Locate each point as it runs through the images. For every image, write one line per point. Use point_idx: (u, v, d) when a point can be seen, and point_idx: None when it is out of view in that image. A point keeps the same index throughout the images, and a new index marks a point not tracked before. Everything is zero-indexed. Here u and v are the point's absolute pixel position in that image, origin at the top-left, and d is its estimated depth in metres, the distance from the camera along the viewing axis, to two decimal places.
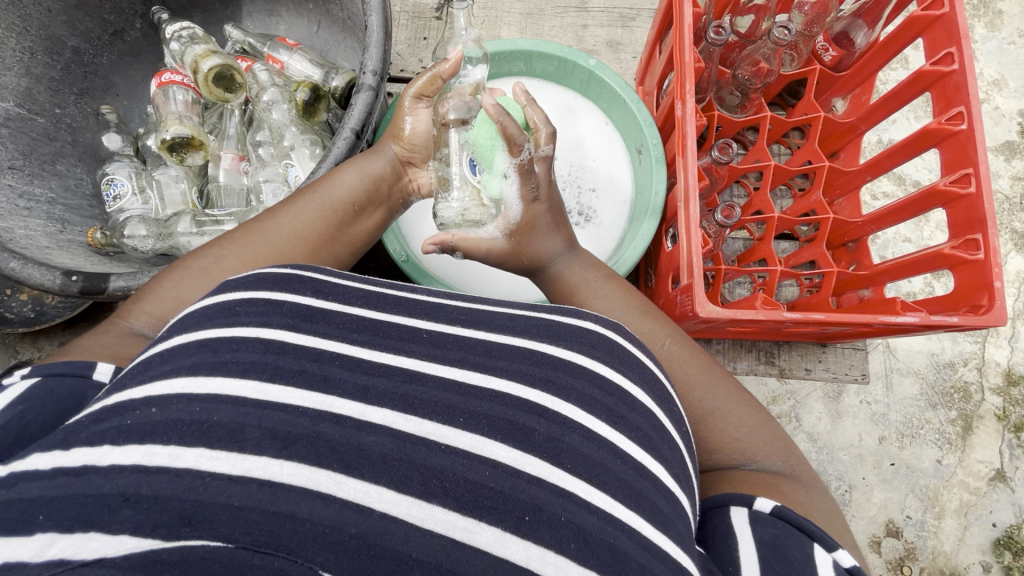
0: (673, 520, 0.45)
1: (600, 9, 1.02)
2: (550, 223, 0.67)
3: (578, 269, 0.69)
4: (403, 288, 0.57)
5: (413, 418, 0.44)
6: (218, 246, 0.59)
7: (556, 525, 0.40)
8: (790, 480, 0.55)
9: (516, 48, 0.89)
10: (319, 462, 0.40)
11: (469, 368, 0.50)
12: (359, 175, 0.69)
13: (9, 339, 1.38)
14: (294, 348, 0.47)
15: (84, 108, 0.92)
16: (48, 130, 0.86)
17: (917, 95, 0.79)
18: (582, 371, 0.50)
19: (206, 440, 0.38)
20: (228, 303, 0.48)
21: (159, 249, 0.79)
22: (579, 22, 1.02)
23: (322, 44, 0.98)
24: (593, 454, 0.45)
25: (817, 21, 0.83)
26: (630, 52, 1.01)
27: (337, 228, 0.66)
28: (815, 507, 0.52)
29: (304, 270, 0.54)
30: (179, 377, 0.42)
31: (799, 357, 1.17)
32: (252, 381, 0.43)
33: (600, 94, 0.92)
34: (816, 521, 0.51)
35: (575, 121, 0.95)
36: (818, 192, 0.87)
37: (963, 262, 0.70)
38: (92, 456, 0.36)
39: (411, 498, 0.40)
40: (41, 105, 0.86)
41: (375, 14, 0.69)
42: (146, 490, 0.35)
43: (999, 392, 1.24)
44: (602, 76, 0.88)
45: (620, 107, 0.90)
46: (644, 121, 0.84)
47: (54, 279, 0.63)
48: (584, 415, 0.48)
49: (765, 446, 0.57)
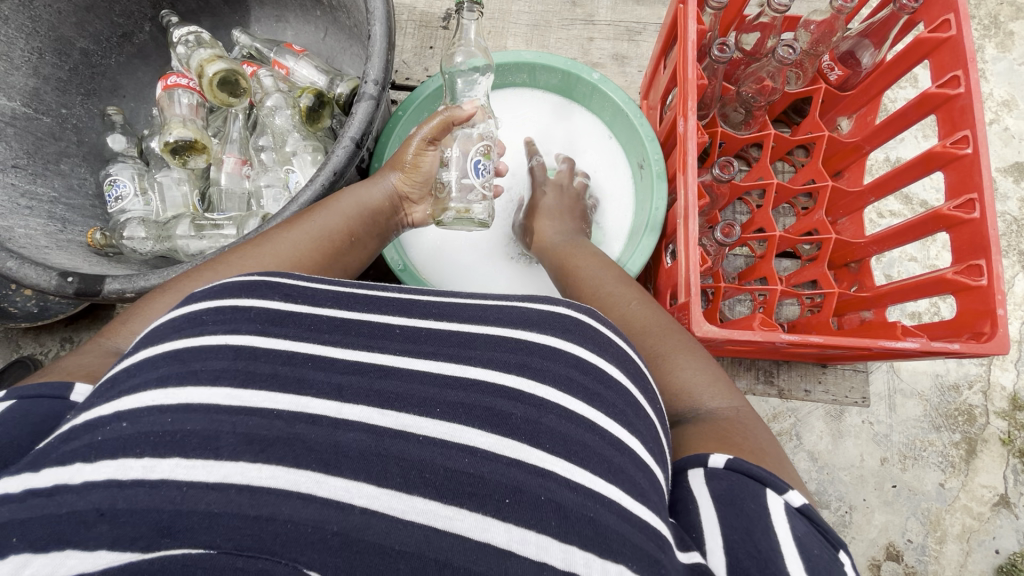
0: (651, 493, 0.44)
1: (607, 23, 1.02)
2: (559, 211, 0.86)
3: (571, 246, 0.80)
4: (374, 287, 0.57)
5: (390, 412, 0.44)
6: (213, 266, 0.58)
7: (537, 504, 0.40)
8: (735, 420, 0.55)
9: (519, 60, 0.89)
10: (298, 462, 0.39)
11: (444, 359, 0.49)
12: (354, 209, 0.70)
13: (12, 334, 1.40)
14: (264, 352, 0.46)
15: (90, 109, 0.93)
16: (53, 129, 0.87)
17: (922, 118, 0.78)
18: (557, 353, 0.50)
19: (180, 450, 0.38)
20: (195, 313, 0.48)
21: (158, 251, 0.80)
22: (585, 35, 1.02)
23: (328, 51, 0.99)
24: (570, 432, 0.45)
25: (823, 40, 0.84)
26: (636, 66, 1.01)
27: (335, 255, 0.66)
28: (764, 449, 0.51)
29: (271, 276, 0.53)
30: (149, 390, 0.42)
31: (798, 378, 1.13)
32: (223, 388, 0.43)
33: (604, 108, 0.92)
34: (768, 465, 0.49)
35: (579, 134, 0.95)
36: (821, 211, 0.86)
37: (966, 288, 0.69)
38: (64, 474, 0.36)
39: (389, 490, 0.39)
40: (48, 105, 0.87)
41: (379, 25, 0.69)
42: (122, 505, 0.34)
43: (1004, 416, 1.22)
44: (605, 90, 0.88)
45: (623, 123, 0.90)
46: (646, 137, 0.84)
47: (50, 279, 0.63)
48: (560, 395, 0.47)
49: (715, 394, 0.58)
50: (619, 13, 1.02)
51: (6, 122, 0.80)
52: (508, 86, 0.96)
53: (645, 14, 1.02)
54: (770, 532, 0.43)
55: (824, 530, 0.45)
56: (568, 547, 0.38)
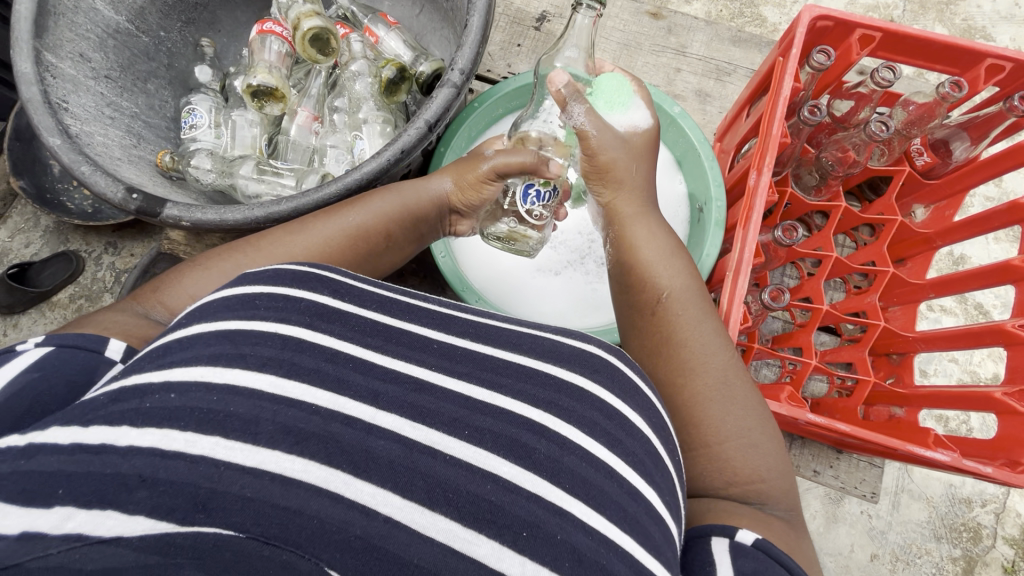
0: (664, 549, 0.46)
1: (697, 58, 1.00)
2: (651, 221, 0.74)
3: (659, 250, 0.72)
4: (415, 296, 0.60)
5: (421, 427, 0.47)
6: (242, 252, 0.63)
7: (553, 543, 0.42)
8: (788, 525, 0.57)
9: None
10: (330, 461, 0.42)
11: (475, 383, 0.52)
12: (408, 208, 0.72)
13: (65, 228, 1.62)
14: (310, 346, 0.50)
15: (186, 36, 0.97)
16: (149, 49, 0.90)
17: (1006, 225, 0.76)
18: (583, 394, 0.53)
19: (222, 430, 0.40)
20: (248, 296, 0.51)
21: (218, 186, 0.82)
22: (672, 66, 1.00)
23: (419, 28, 1.00)
24: (590, 475, 0.47)
25: (919, 123, 0.80)
26: (717, 106, 0.99)
27: (364, 257, 0.69)
28: (802, 551, 0.54)
29: (322, 270, 0.57)
30: (199, 365, 0.44)
31: (809, 456, 1.05)
32: (268, 375, 0.45)
33: (677, 143, 0.90)
34: (799, 560, 0.52)
35: None
36: (874, 295, 0.83)
37: (1012, 410, 0.67)
38: (110, 435, 0.38)
39: (415, 505, 0.42)
40: (149, 25, 0.89)
41: (478, 15, 0.70)
42: (162, 475, 0.37)
43: (1012, 543, 1.17)
44: (682, 125, 0.87)
45: (695, 163, 0.88)
46: (713, 181, 0.83)
47: (116, 191, 0.65)
48: (584, 437, 0.49)
49: (782, 494, 0.59)
50: (712, 50, 1.01)
51: (110, 35, 0.82)
52: None
53: (737, 57, 1.01)
54: None
55: None
56: None
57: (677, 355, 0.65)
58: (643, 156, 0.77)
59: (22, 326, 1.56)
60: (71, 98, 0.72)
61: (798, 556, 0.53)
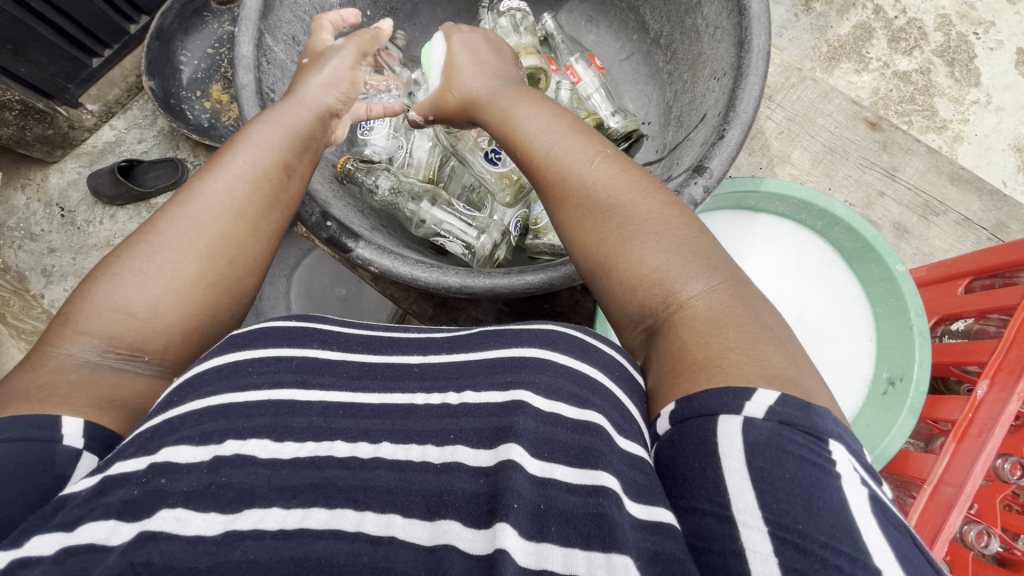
0: (651, 490, 0.43)
1: (907, 187, 1.20)
2: (575, 144, 0.61)
3: (580, 161, 0.60)
4: (396, 330, 0.62)
5: (413, 448, 0.46)
6: (137, 245, 0.57)
7: (538, 513, 0.40)
8: (738, 321, 0.49)
9: (834, 212, 0.92)
10: (331, 504, 0.42)
11: (450, 390, 0.51)
12: (275, 118, 0.64)
13: (178, 135, 1.65)
14: (304, 407, 0.50)
15: (383, 25, 0.94)
16: (349, 35, 0.87)
17: None
18: (543, 363, 0.50)
19: (216, 504, 0.41)
20: (240, 363, 0.51)
21: (386, 205, 0.85)
22: (877, 190, 1.20)
23: (618, 75, 0.95)
24: (560, 436, 0.45)
25: None
26: (914, 243, 1.18)
27: (269, 196, 0.62)
28: (740, 352, 0.46)
29: (310, 322, 0.58)
30: (190, 447, 0.44)
31: None
32: (261, 440, 0.46)
33: (885, 297, 0.93)
34: (731, 377, 0.44)
35: (842, 309, 0.97)
36: None
37: None
38: (99, 534, 0.39)
39: (416, 521, 0.41)
40: (357, 10, 0.87)
41: (736, 130, 0.61)
42: (157, 560, 0.37)
43: None
44: (902, 285, 0.89)
45: (900, 329, 0.91)
46: (917, 358, 0.87)
47: (311, 213, 0.67)
48: (546, 402, 0.47)
49: (717, 284, 0.52)
50: (923, 181, 1.20)
51: (320, 17, 0.81)
52: (803, 225, 1.01)
53: (950, 196, 1.20)
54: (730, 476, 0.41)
55: (813, 435, 0.41)
56: (570, 553, 0.38)
57: (590, 217, 0.58)
58: (479, 63, 0.73)
59: (117, 219, 1.60)
60: (278, 87, 0.72)
61: (755, 355, 0.46)
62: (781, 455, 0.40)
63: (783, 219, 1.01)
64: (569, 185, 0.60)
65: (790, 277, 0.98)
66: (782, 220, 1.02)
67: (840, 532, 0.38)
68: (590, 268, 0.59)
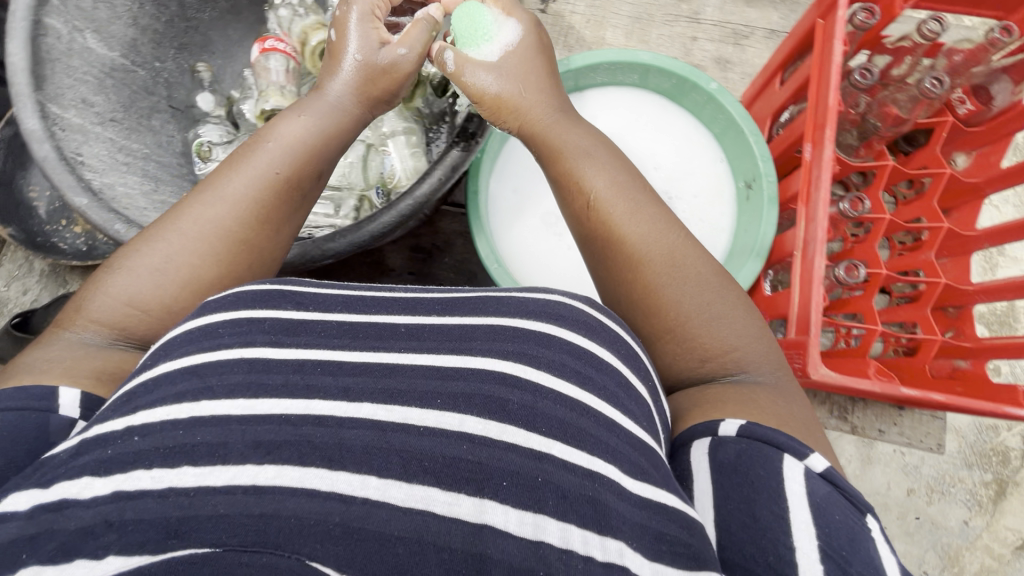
0: (652, 472, 0.46)
1: (712, 24, 1.29)
2: (632, 194, 0.68)
3: (619, 203, 0.67)
4: (381, 289, 0.60)
5: (396, 408, 0.46)
6: (135, 246, 0.60)
7: (534, 486, 0.42)
8: (770, 390, 0.58)
9: (637, 61, 1.03)
10: (304, 461, 0.41)
11: (447, 352, 0.51)
12: (314, 110, 0.70)
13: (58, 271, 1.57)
14: (278, 363, 0.48)
15: (180, 63, 1.05)
16: (146, 82, 0.99)
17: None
18: (551, 339, 0.51)
19: (190, 458, 0.40)
20: (211, 326, 0.50)
21: None
22: (689, 36, 1.29)
23: None
24: (559, 413, 0.46)
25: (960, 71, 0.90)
26: (737, 70, 1.28)
27: (263, 211, 0.63)
28: (787, 417, 0.55)
29: (283, 285, 0.56)
30: (166, 404, 0.43)
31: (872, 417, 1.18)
32: (240, 400, 0.44)
33: (715, 117, 1.05)
34: (785, 430, 0.53)
35: (689, 144, 1.10)
36: (926, 252, 0.96)
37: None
38: (72, 489, 0.38)
39: (390, 481, 0.40)
40: (142, 57, 0.97)
41: None
42: (130, 515, 0.36)
43: None
44: (720, 100, 1.00)
45: (737, 139, 1.03)
46: (761, 156, 0.98)
47: None
48: (551, 378, 0.48)
49: (757, 357, 0.61)
50: (726, 13, 1.29)
51: (105, 73, 0.90)
52: (627, 86, 1.11)
53: (753, 18, 1.29)
54: (777, 496, 0.47)
55: (844, 491, 0.49)
56: (565, 526, 0.40)
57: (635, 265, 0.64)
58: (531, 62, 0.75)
59: None
60: (80, 149, 0.81)
61: (796, 420, 0.55)
62: (836, 505, 0.47)
63: (609, 91, 1.11)
64: (613, 226, 0.66)
65: (638, 136, 1.10)
66: (609, 90, 1.11)
67: (871, 569, 0.44)
68: (623, 299, 0.66)
